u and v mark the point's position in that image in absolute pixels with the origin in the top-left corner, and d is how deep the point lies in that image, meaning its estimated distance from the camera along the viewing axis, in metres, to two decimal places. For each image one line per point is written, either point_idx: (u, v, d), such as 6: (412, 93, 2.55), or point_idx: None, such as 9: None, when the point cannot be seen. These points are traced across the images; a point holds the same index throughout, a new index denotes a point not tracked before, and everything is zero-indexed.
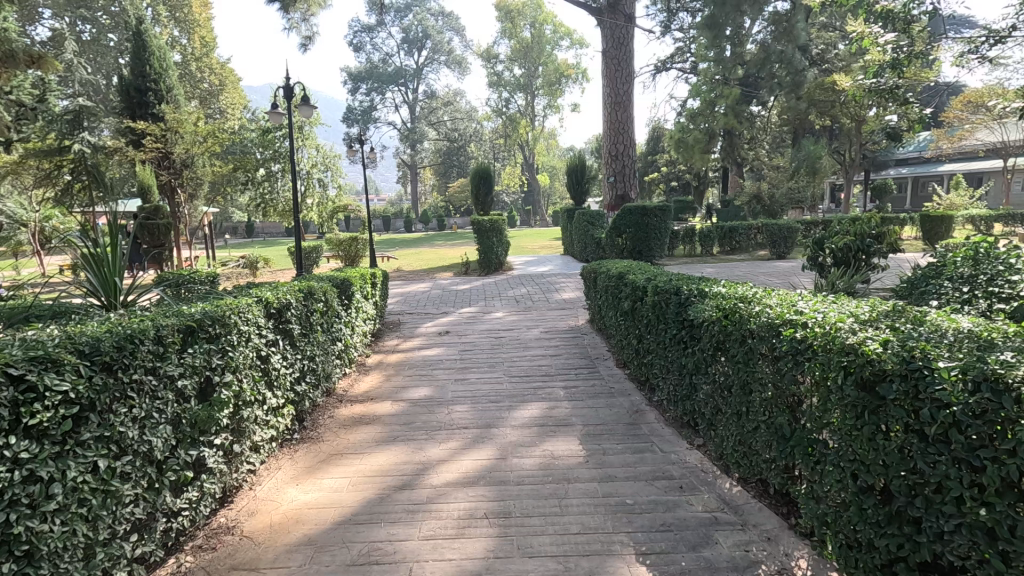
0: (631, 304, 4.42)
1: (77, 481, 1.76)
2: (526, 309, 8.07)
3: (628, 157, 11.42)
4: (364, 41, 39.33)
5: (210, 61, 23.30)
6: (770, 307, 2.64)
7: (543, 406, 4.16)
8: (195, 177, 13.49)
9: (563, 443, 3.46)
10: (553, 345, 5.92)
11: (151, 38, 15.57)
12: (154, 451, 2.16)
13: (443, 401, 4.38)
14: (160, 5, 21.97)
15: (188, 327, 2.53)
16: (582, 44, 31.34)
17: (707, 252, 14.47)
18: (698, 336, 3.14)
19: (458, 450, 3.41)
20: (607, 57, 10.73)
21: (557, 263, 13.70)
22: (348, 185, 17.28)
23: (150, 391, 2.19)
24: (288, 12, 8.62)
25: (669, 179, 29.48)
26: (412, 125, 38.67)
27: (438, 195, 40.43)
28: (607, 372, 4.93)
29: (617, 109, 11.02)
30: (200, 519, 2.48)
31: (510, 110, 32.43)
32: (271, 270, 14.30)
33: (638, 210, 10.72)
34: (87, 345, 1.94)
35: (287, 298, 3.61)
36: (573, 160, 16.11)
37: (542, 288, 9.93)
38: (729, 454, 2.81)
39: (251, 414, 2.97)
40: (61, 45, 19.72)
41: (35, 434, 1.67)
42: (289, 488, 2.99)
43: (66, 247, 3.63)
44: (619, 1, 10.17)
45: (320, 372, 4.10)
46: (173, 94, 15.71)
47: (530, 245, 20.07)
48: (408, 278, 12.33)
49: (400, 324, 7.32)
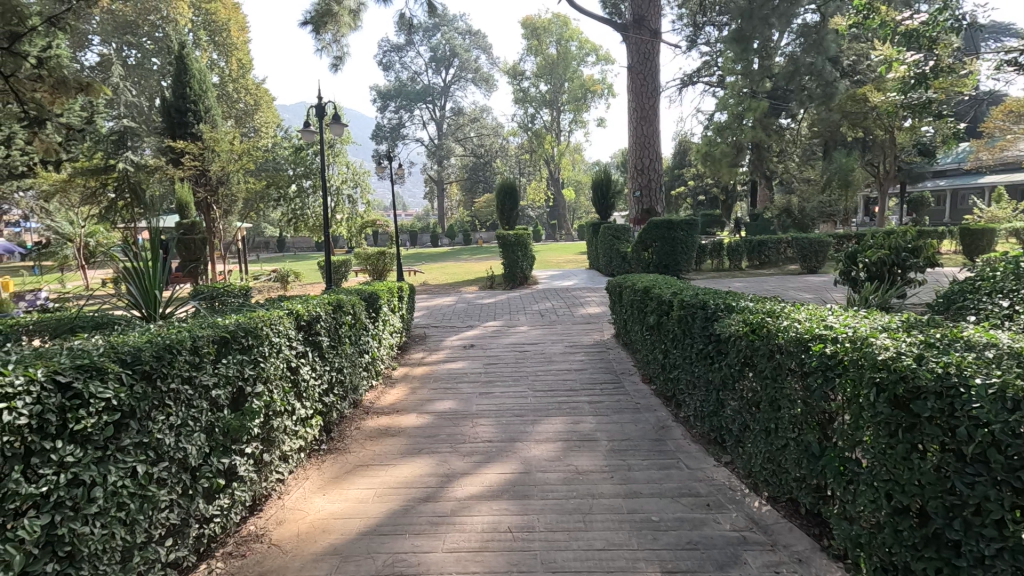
0: (656, 318, 4.38)
1: (116, 486, 1.83)
2: (550, 324, 8.05)
3: (654, 171, 11.30)
4: (392, 60, 40.25)
5: (245, 82, 24.29)
6: (799, 322, 2.60)
7: (567, 421, 4.14)
8: (229, 194, 13.96)
9: (587, 458, 3.44)
10: (578, 360, 5.88)
11: (191, 62, 16.31)
12: (188, 458, 2.23)
13: (467, 414, 4.39)
14: (200, 30, 22.91)
15: (222, 339, 2.62)
16: (608, 59, 31.50)
17: (735, 267, 14.27)
18: (725, 351, 3.10)
19: (482, 463, 3.42)
20: (632, 73, 10.76)
21: (581, 277, 13.68)
22: (375, 202, 17.61)
23: (186, 399, 2.28)
24: (319, 34, 8.87)
25: (696, 193, 29.28)
26: (439, 141, 39.37)
27: (464, 210, 41.04)
28: (633, 388, 4.88)
29: (642, 123, 10.98)
30: (230, 526, 2.54)
31: (535, 126, 32.79)
32: (301, 284, 14.69)
33: (664, 224, 10.66)
34: (128, 354, 2.03)
35: (316, 311, 3.69)
36: (598, 175, 16.07)
37: (568, 302, 9.89)
38: (757, 473, 2.74)
39: (281, 424, 3.05)
40: (107, 70, 20.80)
41: (80, 439, 1.74)
42: (316, 498, 3.03)
43: (108, 261, 3.79)
44: (644, 17, 10.23)
45: (347, 383, 4.18)
46: (211, 115, 16.41)
47: (555, 259, 20.12)
48: (435, 292, 12.47)
49: (425, 336, 7.41)
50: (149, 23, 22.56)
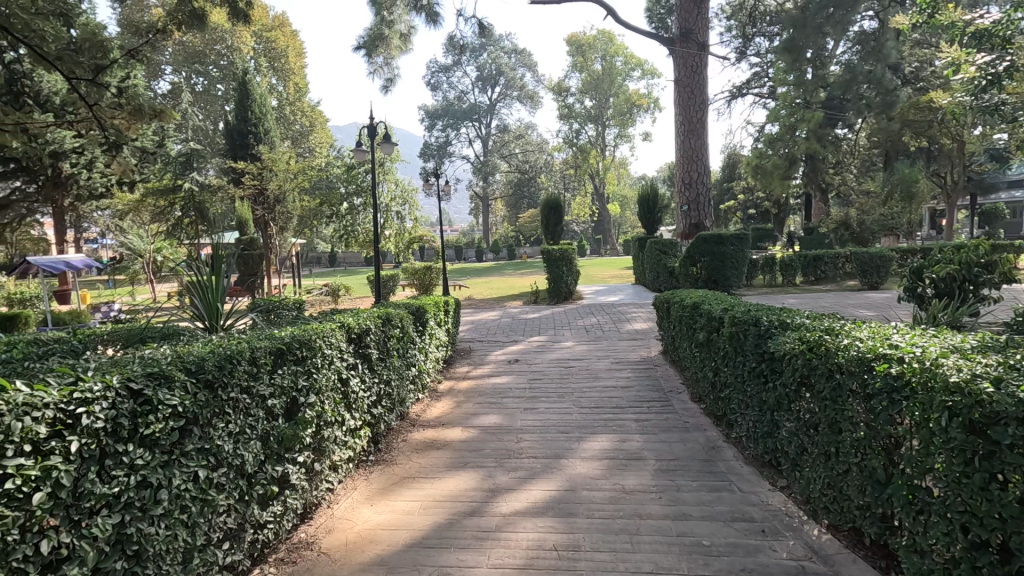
0: (706, 335, 4.27)
1: (180, 489, 1.93)
2: (595, 339, 7.96)
3: (702, 185, 11.06)
4: (440, 81, 41.29)
5: (301, 105, 25.47)
6: (861, 340, 2.47)
7: (613, 439, 4.07)
8: (285, 211, 14.71)
9: (633, 477, 3.37)
10: (625, 376, 5.78)
11: (253, 87, 17.23)
12: (244, 465, 2.32)
13: (512, 429, 4.37)
14: (261, 57, 24.20)
15: (279, 350, 2.72)
16: (654, 73, 31.28)
17: (789, 283, 13.75)
18: (780, 371, 2.98)
19: (527, 480, 3.39)
20: (679, 86, 10.63)
21: (627, 292, 13.49)
22: (422, 218, 17.96)
23: (244, 408, 2.38)
24: (371, 57, 9.20)
25: (747, 207, 28.46)
26: (485, 158, 39.96)
27: (509, 225, 41.34)
28: (681, 406, 4.75)
29: (690, 137, 10.80)
30: (283, 533, 2.61)
31: (580, 141, 32.77)
32: (351, 298, 15.11)
33: (712, 239, 10.41)
34: (193, 364, 2.15)
35: (367, 324, 3.79)
36: (645, 189, 15.88)
37: (614, 318, 9.76)
38: (816, 499, 2.59)
39: (331, 434, 3.12)
40: (177, 97, 22.28)
41: (148, 443, 1.84)
42: (363, 509, 3.08)
43: (174, 275, 4.02)
44: (692, 31, 10.14)
45: (394, 396, 4.25)
46: (270, 136, 17.27)
47: (600, 275, 19.95)
48: (479, 307, 12.57)
49: (470, 351, 7.47)
50: (215, 52, 24.05)
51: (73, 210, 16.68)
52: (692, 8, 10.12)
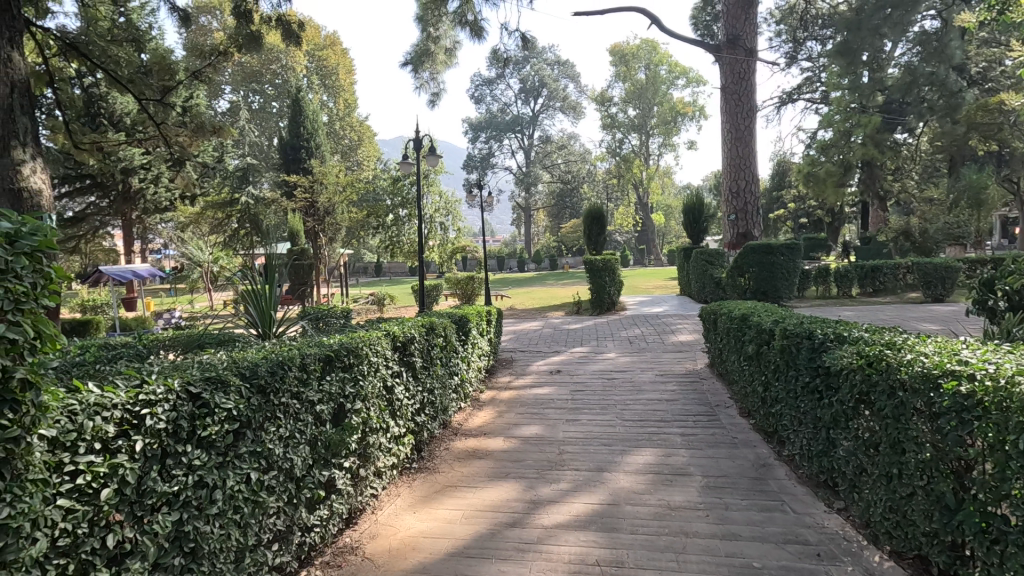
0: (756, 348, 4.13)
1: (234, 490, 2.00)
2: (639, 351, 7.83)
3: (750, 194, 10.72)
4: (483, 94, 41.91)
5: (350, 120, 26.37)
6: (926, 355, 2.34)
7: (658, 453, 3.98)
8: (335, 223, 15.35)
9: (679, 493, 3.27)
10: (670, 389, 5.65)
11: (306, 104, 17.96)
12: (294, 468, 2.39)
13: (554, 441, 4.33)
14: (314, 75, 25.24)
15: (327, 356, 2.80)
16: (699, 81, 30.79)
17: (844, 294, 13.16)
18: (836, 386, 2.85)
19: (570, 492, 3.35)
20: (726, 93, 10.42)
21: (672, 304, 13.24)
22: (465, 228, 18.18)
23: (294, 413, 2.46)
24: (417, 72, 9.43)
25: (798, 216, 27.50)
26: (527, 169, 40.20)
27: (552, 236, 41.36)
28: (729, 421, 4.60)
29: (737, 145, 10.55)
30: (329, 537, 2.67)
31: (624, 151, 32.51)
32: (396, 307, 15.42)
33: (761, 248, 10.09)
34: (247, 369, 2.23)
35: (411, 332, 3.86)
36: (690, 199, 15.59)
37: (659, 329, 9.57)
38: (877, 523, 2.45)
39: (376, 440, 3.18)
40: (235, 115, 23.47)
41: (205, 444, 1.93)
42: (406, 515, 3.12)
43: (230, 284, 4.20)
44: (739, 37, 9.94)
45: (438, 404, 4.29)
46: (321, 151, 17.94)
47: (644, 285, 19.64)
48: (521, 317, 12.59)
49: (512, 361, 7.48)
50: (270, 72, 25.26)
51: (140, 222, 17.75)
52: (739, 14, 9.93)
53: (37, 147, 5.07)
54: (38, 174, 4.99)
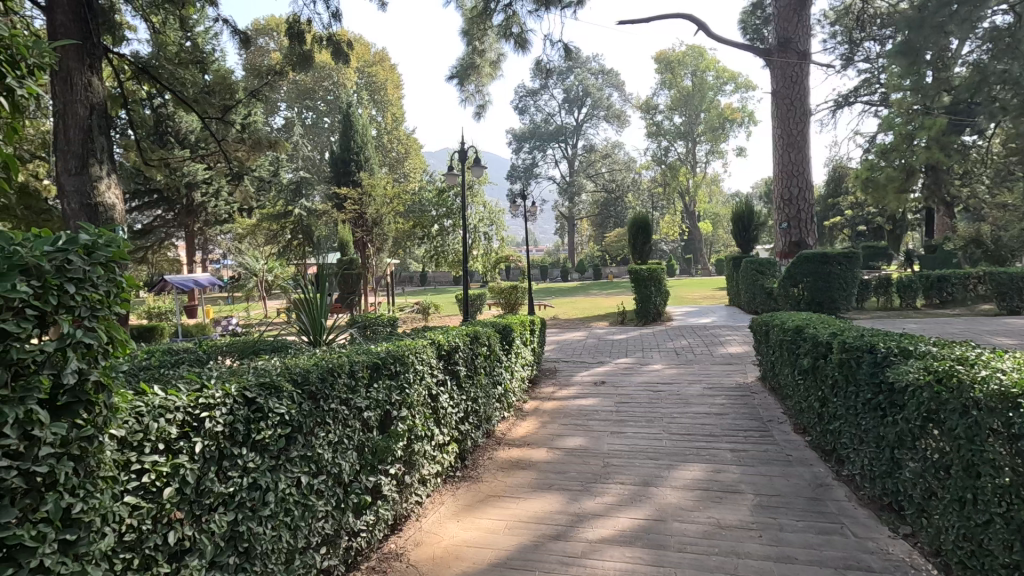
0: (811, 362, 3.95)
1: (284, 493, 2.06)
2: (687, 363, 7.63)
3: (804, 200, 10.32)
4: (528, 105, 42.16)
5: (398, 134, 27.07)
6: (1004, 372, 2.17)
7: (707, 469, 3.85)
8: (382, 234, 15.75)
9: (729, 512, 3.15)
10: (718, 403, 5.47)
11: (356, 119, 18.56)
12: (342, 473, 2.44)
13: (598, 453, 4.26)
14: (364, 91, 26.10)
15: (375, 364, 2.86)
16: (749, 86, 30.03)
17: (908, 305, 12.46)
18: (901, 403, 2.69)
19: (615, 506, 3.28)
20: (777, 98, 10.12)
21: (720, 314, 12.87)
22: (509, 238, 18.27)
23: (343, 419, 2.52)
24: (463, 85, 9.62)
25: (856, 223, 26.28)
26: (571, 178, 40.12)
27: (596, 245, 41.04)
28: (783, 438, 4.41)
29: (789, 150, 10.20)
30: (374, 542, 2.71)
31: (670, 159, 31.94)
32: (441, 315, 15.63)
33: (817, 257, 9.68)
34: (300, 375, 2.31)
35: (456, 341, 3.90)
36: (739, 206, 15.18)
37: (707, 341, 9.31)
38: (948, 551, 2.28)
39: (421, 448, 3.21)
40: (290, 131, 24.52)
41: (259, 447, 2.00)
42: (449, 524, 3.13)
43: (284, 293, 4.37)
44: (790, 40, 9.64)
45: (481, 414, 4.30)
46: (370, 163, 18.49)
47: (691, 295, 19.18)
48: (565, 327, 12.51)
49: (556, 371, 7.42)
50: (323, 89, 26.29)
51: (202, 234, 18.70)
52: (791, 17, 9.64)
53: (113, 165, 5.45)
54: (112, 190, 5.36)
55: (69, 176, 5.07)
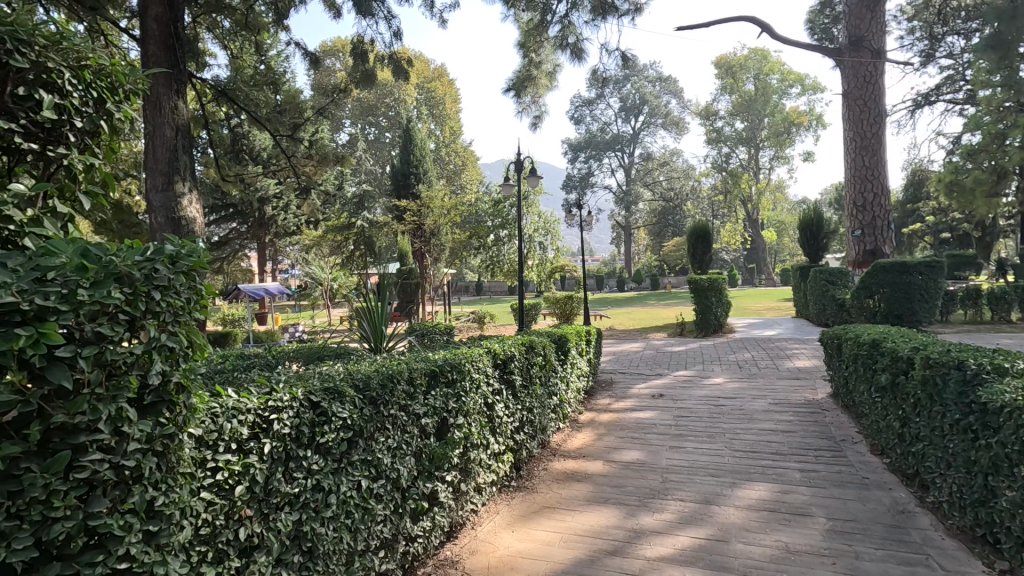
0: (890, 378, 3.69)
1: (346, 496, 2.13)
2: (751, 377, 7.32)
3: (880, 206, 9.71)
4: (583, 114, 42.06)
5: (456, 146, 27.66)
6: None
7: (773, 489, 3.66)
8: (439, 244, 16.12)
9: (799, 535, 2.98)
10: (785, 420, 5.20)
11: (415, 133, 19.13)
12: (400, 479, 2.50)
13: (656, 468, 4.15)
14: (423, 106, 26.92)
15: (432, 372, 2.91)
16: (817, 88, 28.72)
17: (1000, 319, 11.45)
18: (996, 426, 2.46)
19: (674, 524, 3.17)
20: (849, 100, 9.61)
21: (786, 327, 12.28)
22: (564, 247, 18.21)
23: (401, 425, 2.58)
24: (520, 97, 9.65)
25: (939, 230, 24.47)
26: (628, 187, 39.63)
27: (653, 254, 40.21)
28: (858, 459, 4.13)
29: (863, 154, 9.64)
30: (430, 548, 2.74)
31: (731, 165, 30.90)
32: (496, 325, 15.75)
33: (894, 267, 9.06)
34: (361, 381, 2.38)
35: (512, 350, 3.92)
36: (806, 214, 14.48)
37: (773, 354, 8.89)
38: None
39: (477, 456, 3.23)
40: (354, 146, 25.60)
41: (323, 450, 2.07)
42: (505, 533, 3.12)
43: (347, 302, 4.53)
44: (863, 38, 9.15)
45: (537, 423, 4.29)
46: (428, 176, 18.97)
47: (755, 306, 18.43)
48: (622, 337, 12.32)
49: (612, 383, 7.29)
50: (385, 105, 27.32)
51: (272, 246, 19.78)
52: (863, 13, 9.15)
53: (194, 181, 5.84)
54: (194, 205, 5.75)
55: (157, 193, 5.48)
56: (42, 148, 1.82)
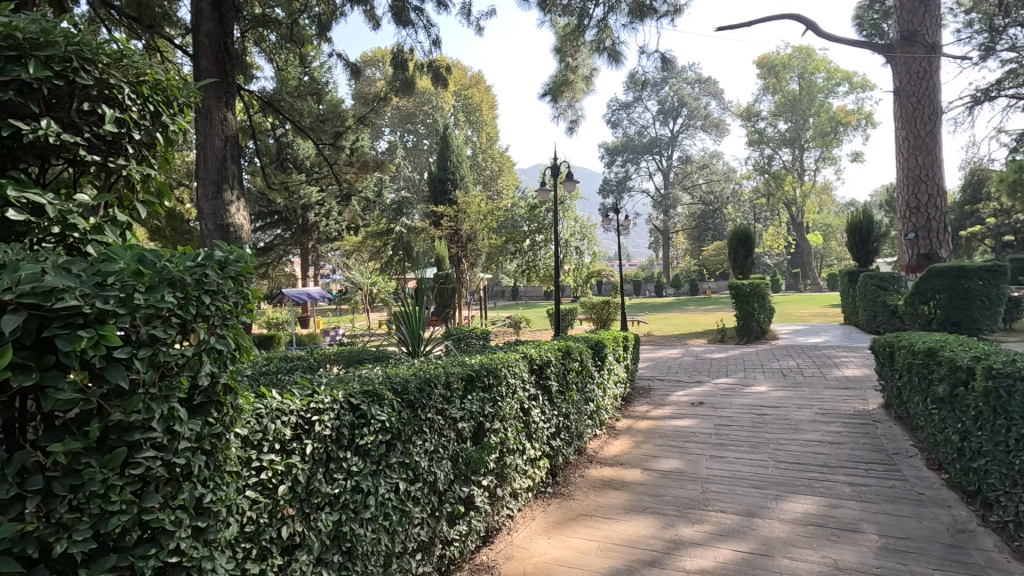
0: (948, 389, 3.50)
1: (384, 497, 2.16)
2: (796, 385, 7.06)
3: (935, 208, 9.23)
4: (620, 118, 41.69)
5: (492, 152, 27.85)
6: None
7: (820, 502, 3.52)
8: (476, 249, 16.22)
9: (848, 552, 2.85)
10: (833, 431, 4.99)
11: (452, 140, 19.36)
12: (437, 482, 2.52)
13: (696, 478, 4.05)
14: (460, 113, 27.24)
15: (469, 376, 2.93)
16: (866, 86, 27.63)
17: None
18: None
19: (715, 536, 3.08)
20: (901, 97, 9.21)
21: (834, 334, 11.80)
22: (601, 252, 18.05)
23: (438, 428, 2.60)
24: (556, 102, 9.63)
25: (1001, 233, 23.10)
26: (666, 191, 39.03)
27: (692, 259, 39.43)
28: (913, 474, 3.92)
29: (916, 153, 9.20)
30: (466, 552, 2.75)
31: (774, 167, 30.03)
32: (532, 330, 15.72)
33: (952, 271, 8.59)
34: (399, 385, 2.41)
35: (548, 356, 3.90)
36: (855, 217, 13.91)
37: (819, 362, 8.56)
38: None
39: (513, 461, 3.23)
40: (393, 153, 26.09)
41: (361, 452, 2.11)
42: (541, 540, 3.10)
43: (386, 306, 4.61)
44: (916, 33, 8.77)
45: (573, 429, 4.26)
46: (465, 181, 19.15)
47: (800, 312, 17.80)
48: (659, 343, 12.10)
49: (650, 389, 7.17)
50: (423, 112, 27.76)
51: (314, 251, 20.34)
52: (916, 7, 8.78)
53: (242, 190, 6.06)
54: (240, 212, 5.95)
55: (207, 201, 5.71)
56: (104, 160, 1.92)
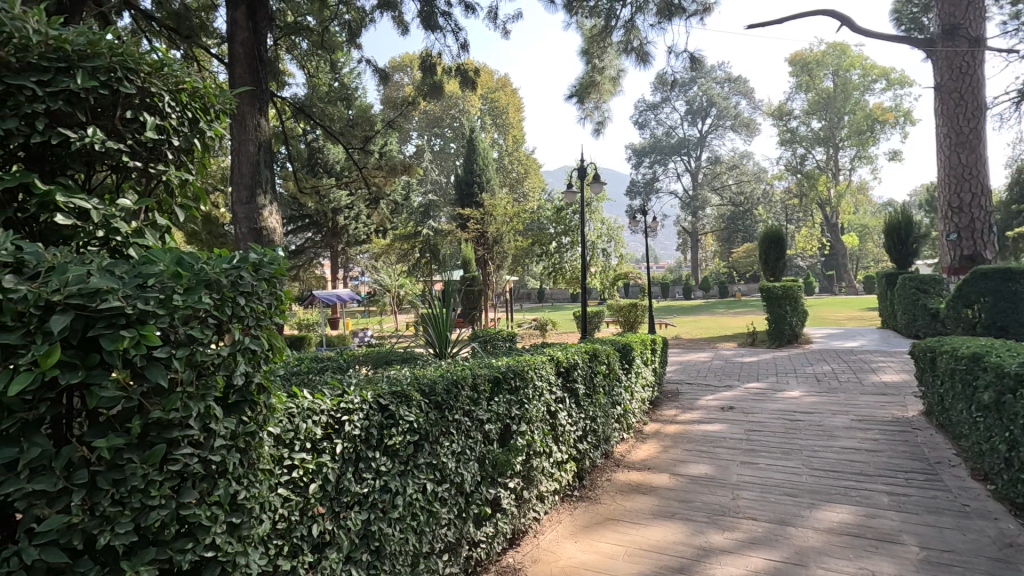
0: (995, 396, 3.35)
1: (412, 498, 2.18)
2: (830, 391, 6.86)
3: (979, 207, 8.86)
4: (648, 118, 41.30)
5: (518, 154, 27.89)
6: None
7: (857, 512, 3.40)
8: (502, 251, 16.24)
9: (887, 563, 2.75)
10: (870, 438, 4.83)
11: (479, 143, 19.47)
12: (464, 483, 2.53)
13: (726, 483, 3.97)
14: (486, 116, 27.37)
15: (496, 378, 2.93)
16: (904, 82, 26.77)
17: None
18: None
19: (746, 544, 3.02)
20: (942, 93, 8.89)
21: (871, 338, 11.43)
22: (628, 254, 17.88)
23: (466, 429, 2.61)
24: (582, 103, 9.59)
25: None
26: (694, 192, 38.48)
27: (721, 261, 38.75)
28: (956, 484, 3.77)
29: (959, 150, 8.86)
30: (493, 554, 2.75)
31: (807, 167, 29.32)
32: (558, 332, 15.65)
33: (998, 273, 8.22)
34: (427, 386, 2.43)
35: (575, 358, 3.88)
36: (893, 217, 13.46)
37: (855, 367, 8.29)
38: None
39: (540, 464, 3.22)
40: (420, 157, 26.36)
41: (389, 451, 2.13)
42: (567, 543, 3.09)
43: (413, 308, 4.65)
44: (958, 26, 8.45)
45: (600, 433, 4.22)
46: (491, 184, 19.22)
47: (834, 316, 17.30)
48: (688, 347, 11.91)
49: (678, 393, 7.06)
50: (450, 116, 27.99)
51: (343, 254, 20.69)
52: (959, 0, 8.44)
53: (274, 194, 6.20)
54: (273, 216, 6.07)
55: (241, 206, 5.86)
56: (145, 165, 1.98)
